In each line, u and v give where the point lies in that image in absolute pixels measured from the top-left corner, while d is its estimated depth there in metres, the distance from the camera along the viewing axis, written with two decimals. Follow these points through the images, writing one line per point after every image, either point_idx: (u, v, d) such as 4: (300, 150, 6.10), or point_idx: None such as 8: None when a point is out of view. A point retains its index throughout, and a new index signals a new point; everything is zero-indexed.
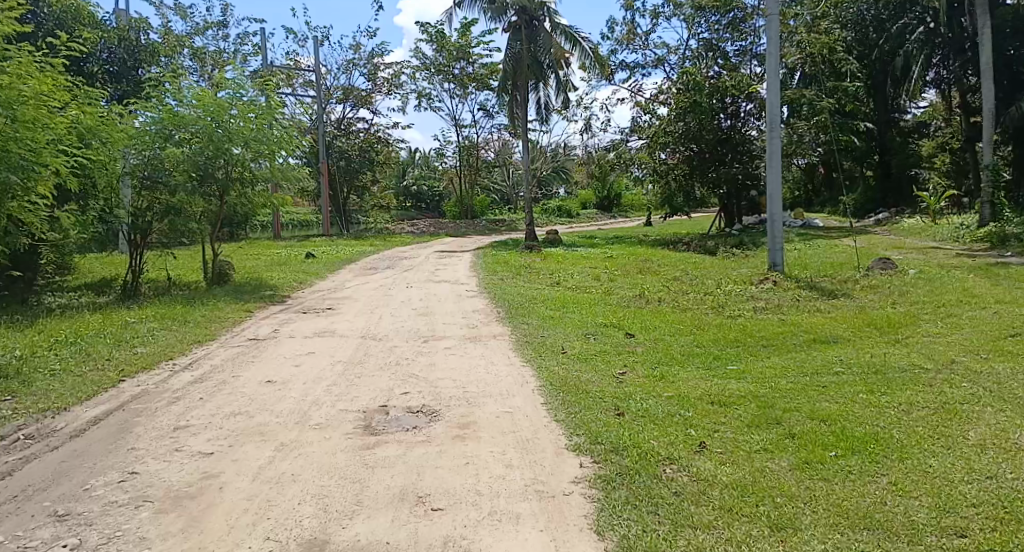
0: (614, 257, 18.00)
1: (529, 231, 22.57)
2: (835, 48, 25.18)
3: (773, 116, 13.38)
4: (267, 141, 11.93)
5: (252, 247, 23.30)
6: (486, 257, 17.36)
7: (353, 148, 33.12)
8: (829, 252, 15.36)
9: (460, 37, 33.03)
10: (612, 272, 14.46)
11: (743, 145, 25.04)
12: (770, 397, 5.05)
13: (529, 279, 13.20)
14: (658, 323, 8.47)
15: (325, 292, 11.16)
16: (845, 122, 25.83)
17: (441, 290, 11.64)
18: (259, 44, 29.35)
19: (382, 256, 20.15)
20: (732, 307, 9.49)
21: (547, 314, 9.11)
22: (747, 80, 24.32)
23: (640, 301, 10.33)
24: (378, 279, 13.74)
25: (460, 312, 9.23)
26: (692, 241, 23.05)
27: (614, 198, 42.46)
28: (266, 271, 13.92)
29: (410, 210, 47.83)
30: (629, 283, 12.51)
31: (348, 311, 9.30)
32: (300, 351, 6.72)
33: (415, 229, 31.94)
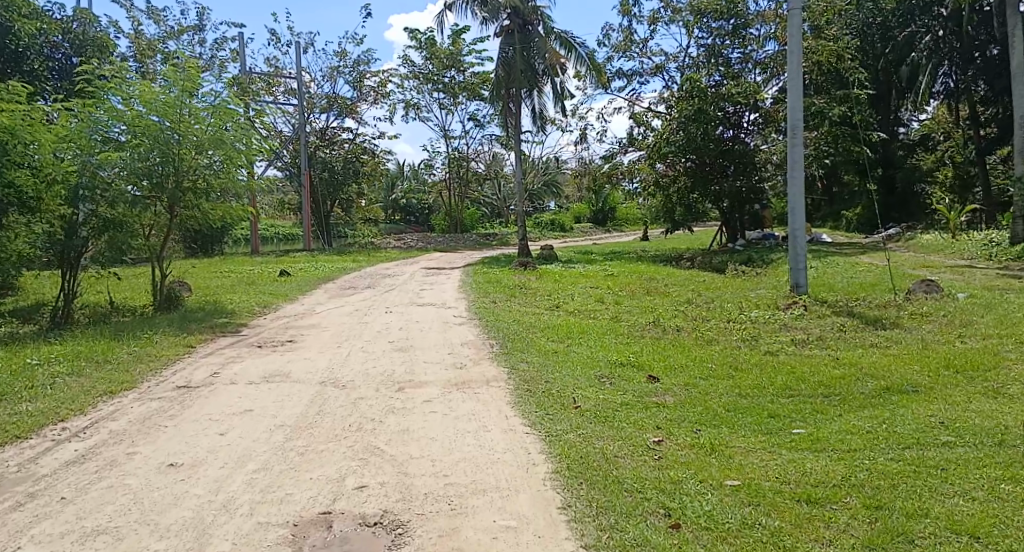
0: (616, 276, 16.57)
1: (522, 247, 21.19)
2: (842, 56, 24.06)
3: (795, 122, 12.08)
4: (231, 146, 10.48)
5: (224, 263, 21.79)
6: (476, 276, 15.87)
7: (337, 159, 31.69)
8: (853, 272, 13.97)
9: (450, 44, 31.77)
10: (617, 293, 13.05)
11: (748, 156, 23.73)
12: (873, 488, 3.60)
13: (525, 303, 11.75)
14: (684, 362, 7.00)
15: (291, 320, 9.68)
16: (854, 133, 24.64)
17: (424, 316, 10.19)
18: (237, 49, 27.93)
19: (365, 273, 18.68)
20: (767, 340, 8.06)
21: (549, 349, 7.65)
22: (753, 87, 23.17)
23: (656, 330, 8.89)
24: (354, 301, 12.27)
25: (445, 346, 7.74)
26: (695, 258, 21.77)
27: (609, 211, 41.19)
28: (229, 292, 12.38)
29: (398, 224, 46.40)
30: (638, 308, 11.08)
31: (311, 345, 7.79)
32: (235, 408, 5.18)
33: (401, 244, 30.47)
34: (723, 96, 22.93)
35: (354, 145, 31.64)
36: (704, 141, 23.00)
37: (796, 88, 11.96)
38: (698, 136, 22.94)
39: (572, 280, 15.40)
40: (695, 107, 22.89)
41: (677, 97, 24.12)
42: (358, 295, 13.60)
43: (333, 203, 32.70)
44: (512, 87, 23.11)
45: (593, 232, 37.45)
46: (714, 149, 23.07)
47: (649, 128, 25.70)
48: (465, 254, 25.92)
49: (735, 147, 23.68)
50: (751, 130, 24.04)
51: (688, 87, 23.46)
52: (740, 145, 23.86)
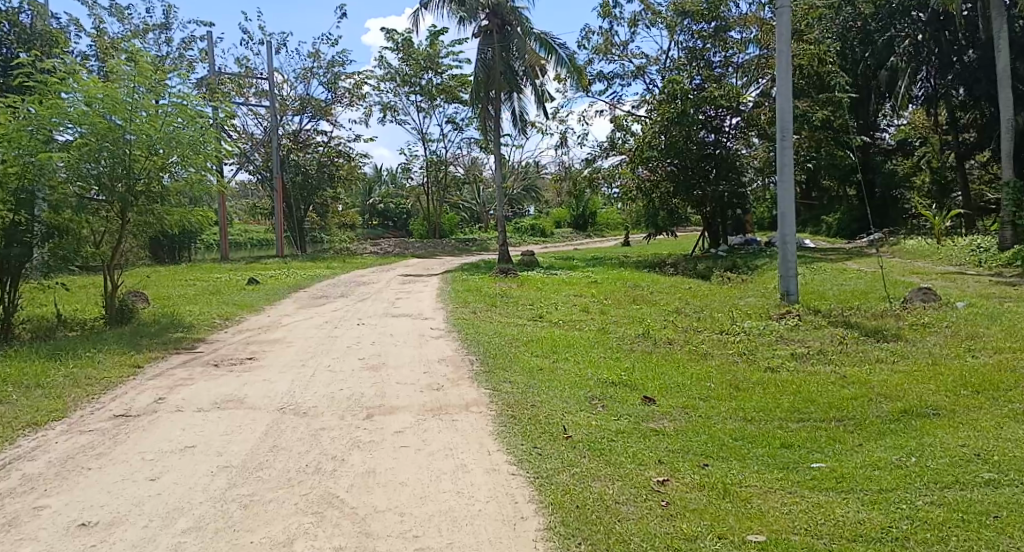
0: (599, 283, 16.08)
1: (502, 253, 20.64)
2: (824, 60, 23.91)
3: (785, 126, 11.70)
4: (189, 149, 9.68)
5: (190, 271, 20.90)
6: (455, 283, 15.27)
7: (311, 163, 30.86)
8: (842, 279, 13.64)
9: (427, 46, 31.15)
10: (601, 302, 12.52)
11: (730, 161, 23.45)
12: (923, 543, 3.07)
13: (506, 313, 11.17)
14: (680, 379, 6.46)
15: (255, 334, 8.99)
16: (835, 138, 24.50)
17: (399, 328, 9.55)
18: (206, 49, 27.05)
19: (339, 281, 17.95)
20: (765, 354, 7.56)
21: (534, 366, 7.06)
22: (736, 90, 22.89)
23: (646, 343, 8.36)
24: (324, 312, 11.59)
25: (420, 364, 7.11)
26: (678, 263, 21.42)
27: (589, 216, 40.81)
28: (190, 303, 11.64)
29: (376, 229, 45.56)
30: (624, 318, 10.56)
31: (272, 364, 7.12)
32: (176, 443, 4.50)
33: (378, 250, 29.74)
34: (705, 100, 22.61)
35: (328, 148, 30.83)
36: (686, 145, 22.68)
37: (786, 90, 11.57)
38: (680, 139, 22.60)
39: (555, 288, 14.87)
40: (677, 110, 22.56)
41: (658, 101, 23.78)
42: (330, 305, 12.90)
43: (308, 207, 31.84)
44: (491, 89, 22.58)
45: (573, 237, 37.04)
46: (696, 153, 22.74)
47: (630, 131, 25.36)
48: (443, 260, 25.25)
49: (717, 151, 23.38)
50: (734, 135, 23.77)
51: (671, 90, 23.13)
52: (723, 149, 23.56)
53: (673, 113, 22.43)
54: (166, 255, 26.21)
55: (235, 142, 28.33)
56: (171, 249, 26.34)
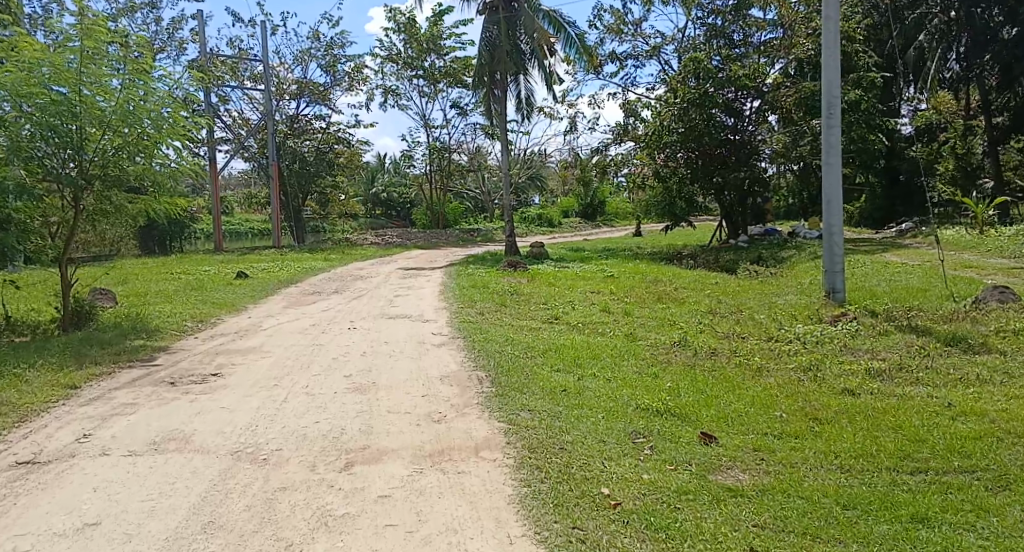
0: (616, 277, 14.80)
1: (509, 245, 19.39)
2: (853, 37, 22.43)
3: (831, 102, 10.34)
4: (149, 125, 8.32)
5: (176, 264, 19.71)
6: (460, 278, 14.02)
7: (310, 150, 29.57)
8: (888, 274, 12.35)
9: (430, 27, 29.74)
10: (622, 300, 11.27)
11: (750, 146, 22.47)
12: None
13: (518, 313, 9.91)
14: (742, 407, 5.19)
15: (228, 341, 7.75)
16: (863, 121, 23.05)
17: (396, 332, 8.30)
18: (198, 30, 25.73)
19: (334, 274, 16.74)
20: (832, 369, 6.29)
21: (557, 386, 5.80)
22: (759, 70, 21.48)
23: (684, 353, 7.10)
24: (314, 311, 10.35)
25: (418, 383, 5.84)
26: (697, 255, 20.13)
27: (597, 205, 39.44)
28: (164, 302, 10.42)
29: (378, 219, 44.33)
30: (652, 319, 9.31)
31: (239, 382, 5.86)
32: (74, 517, 3.26)
33: (379, 240, 28.51)
34: (727, 80, 21.19)
35: (326, 134, 29.51)
36: (706, 128, 21.44)
37: (833, 61, 10.21)
38: (700, 121, 21.31)
39: (569, 283, 13.60)
40: (697, 92, 21.21)
41: (676, 82, 22.36)
42: (321, 302, 11.66)
43: (306, 196, 30.62)
44: (498, 71, 21.20)
45: (582, 227, 35.74)
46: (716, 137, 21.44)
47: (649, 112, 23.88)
48: (446, 251, 24.02)
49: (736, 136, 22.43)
50: (755, 119, 22.46)
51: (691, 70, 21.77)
52: (742, 134, 22.60)
53: (692, 94, 21.10)
54: (156, 246, 25.27)
55: (230, 128, 27.11)
56: (161, 240, 25.37)
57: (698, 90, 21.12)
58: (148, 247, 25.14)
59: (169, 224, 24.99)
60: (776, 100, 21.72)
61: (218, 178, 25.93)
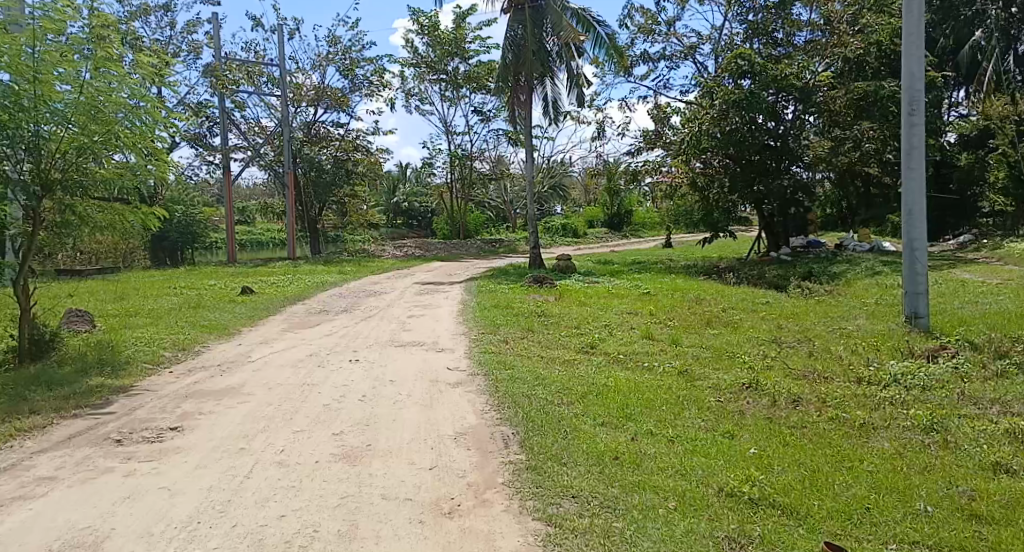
0: (655, 295, 13.40)
1: (534, 258, 18.13)
2: None
3: (913, 97, 8.87)
4: (122, 122, 7.23)
5: (183, 278, 18.77)
6: (482, 296, 12.74)
7: (327, 158, 28.59)
8: (973, 295, 10.77)
9: (453, 30, 28.71)
10: (666, 325, 9.89)
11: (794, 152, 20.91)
12: None
13: (547, 340, 8.58)
14: (867, 495, 3.79)
15: (205, 380, 6.52)
16: None
17: (405, 366, 7.02)
18: (213, 33, 25.00)
19: (347, 289, 15.61)
20: (961, 429, 4.87)
21: (607, 452, 4.46)
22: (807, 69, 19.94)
23: (756, 401, 5.71)
24: (316, 336, 9.13)
25: (425, 447, 4.51)
26: (737, 270, 18.64)
27: (625, 215, 37.99)
28: (148, 326, 9.28)
29: (399, 229, 43.39)
30: (705, 350, 7.94)
31: (199, 444, 4.61)
32: None
33: (398, 251, 27.43)
34: (773, 81, 19.65)
35: (344, 141, 28.50)
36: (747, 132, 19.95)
37: (917, 49, 8.77)
38: (742, 124, 20.08)
39: (603, 302, 12.24)
40: (739, 94, 19.64)
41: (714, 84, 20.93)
42: (326, 325, 10.46)
43: (323, 206, 29.69)
44: (523, 74, 20.01)
45: (609, 238, 34.37)
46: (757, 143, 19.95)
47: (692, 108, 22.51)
48: (467, 264, 22.83)
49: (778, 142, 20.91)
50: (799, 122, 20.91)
51: (739, 66, 20.17)
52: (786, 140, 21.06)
53: (733, 97, 19.62)
54: (168, 258, 24.60)
55: (245, 135, 26.29)
56: (173, 251, 24.69)
57: (740, 92, 19.61)
58: (159, 259, 24.49)
59: (181, 235, 24.32)
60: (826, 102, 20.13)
61: (232, 187, 25.10)
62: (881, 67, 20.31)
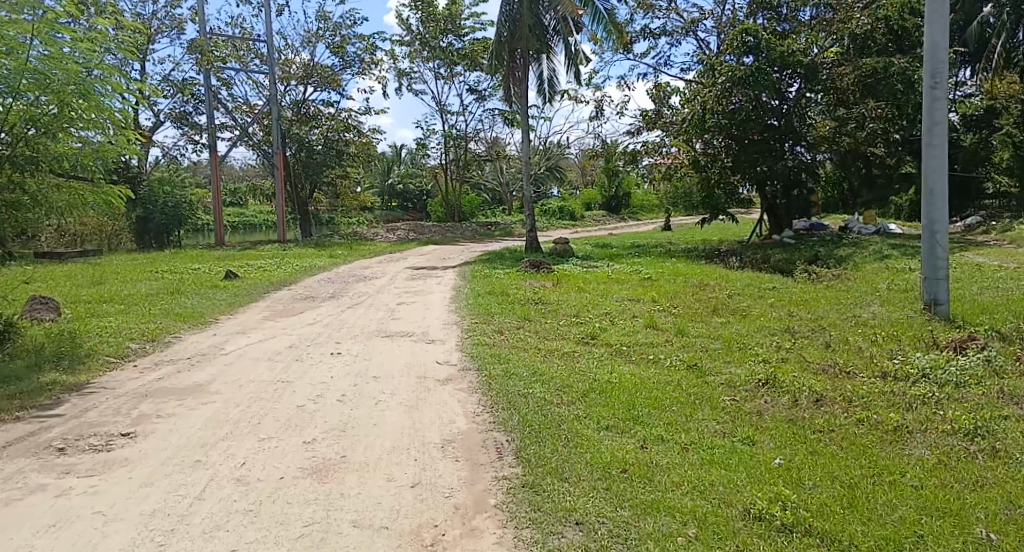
0: (655, 280, 12.86)
1: (531, 242, 17.60)
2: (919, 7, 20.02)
3: (937, 69, 8.25)
4: (75, 94, 6.79)
5: (167, 262, 18.18)
6: (476, 281, 12.18)
7: (317, 138, 27.82)
8: (992, 280, 10.24)
9: (447, 6, 27.88)
10: (671, 312, 9.36)
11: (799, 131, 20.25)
12: None
13: (545, 329, 8.04)
14: (915, 517, 3.26)
15: (170, 376, 5.97)
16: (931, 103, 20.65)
17: (391, 360, 6.45)
18: (198, 7, 24.14)
19: (336, 274, 15.03)
20: (1008, 433, 4.34)
21: (614, 463, 3.93)
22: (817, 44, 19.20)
23: (775, 400, 5.18)
24: (298, 325, 8.56)
25: (407, 458, 3.96)
26: (739, 254, 18.12)
27: (623, 198, 37.36)
28: (117, 314, 8.73)
29: (393, 212, 42.70)
30: (715, 341, 7.42)
31: (150, 456, 4.06)
32: None
33: (391, 234, 26.80)
34: (779, 58, 18.97)
35: (334, 121, 27.71)
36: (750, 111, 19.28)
37: (942, 16, 8.15)
38: (746, 102, 19.45)
39: (603, 288, 11.70)
40: (744, 71, 18.94)
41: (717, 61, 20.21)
42: (310, 312, 9.89)
43: (314, 187, 28.98)
44: (520, 50, 19.24)
45: (606, 221, 33.78)
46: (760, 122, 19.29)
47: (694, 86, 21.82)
48: (461, 247, 22.24)
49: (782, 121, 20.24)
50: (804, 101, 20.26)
51: (743, 41, 19.44)
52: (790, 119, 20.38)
53: (737, 74, 18.92)
54: (153, 241, 23.90)
55: (232, 114, 25.51)
56: (158, 234, 23.98)
57: (746, 69, 18.89)
58: (144, 242, 23.80)
59: (165, 217, 23.60)
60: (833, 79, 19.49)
61: (219, 168, 24.39)
62: (888, 43, 19.70)
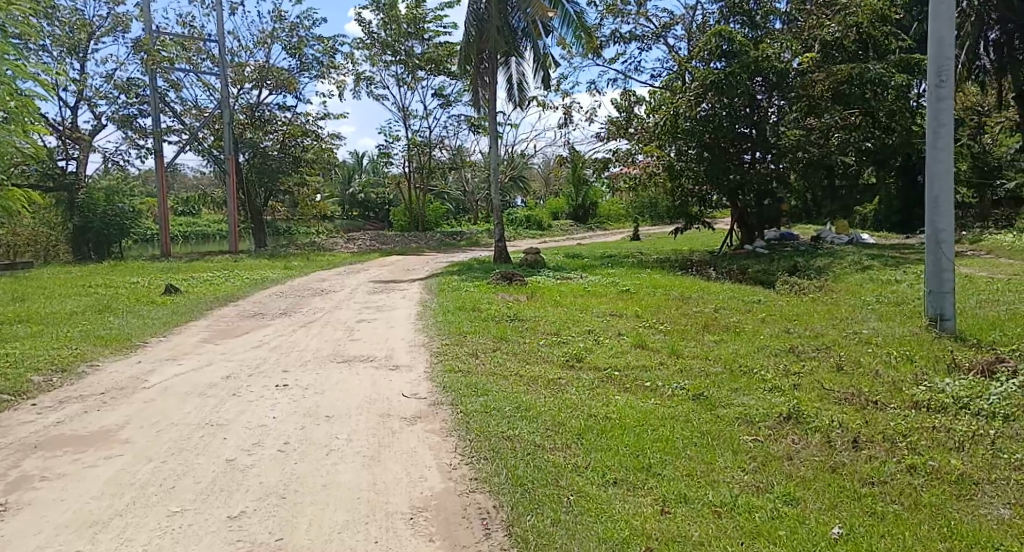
0: (635, 293, 12.12)
1: (501, 253, 17.20)
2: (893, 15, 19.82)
3: (943, 66, 7.73)
4: None
5: (105, 275, 16.77)
6: (444, 296, 11.26)
7: (273, 143, 26.53)
8: (987, 292, 9.77)
9: (410, 9, 26.94)
10: (658, 329, 8.59)
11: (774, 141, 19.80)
12: None
13: (524, 351, 7.17)
14: None
15: (73, 419, 4.90)
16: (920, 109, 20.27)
17: (348, 393, 5.48)
18: (143, 4, 22.69)
19: (290, 288, 13.89)
20: None
21: (635, 538, 3.07)
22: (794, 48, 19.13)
23: (806, 440, 4.41)
24: (242, 349, 7.50)
25: (365, 541, 3.05)
26: (713, 264, 17.62)
27: (590, 207, 36.84)
28: (27, 338, 7.56)
29: (354, 221, 41.35)
30: (714, 364, 6.65)
31: (16, 543, 3.05)
32: None
33: (351, 244, 25.62)
34: (754, 63, 18.51)
35: (291, 126, 26.42)
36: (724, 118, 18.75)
37: (946, 10, 7.61)
38: (720, 108, 18.91)
39: (581, 302, 10.90)
40: (719, 75, 18.39)
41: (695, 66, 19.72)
42: (258, 332, 8.82)
43: (269, 194, 27.56)
44: (487, 51, 18.35)
45: (574, 230, 33.20)
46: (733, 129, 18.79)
47: (665, 92, 21.32)
48: (426, 258, 21.23)
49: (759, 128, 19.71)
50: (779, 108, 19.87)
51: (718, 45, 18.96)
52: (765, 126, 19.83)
53: (712, 78, 18.38)
54: (92, 252, 22.16)
55: (180, 117, 24.05)
56: (97, 244, 22.25)
57: (723, 71, 18.34)
58: (82, 253, 22.04)
59: (106, 226, 21.92)
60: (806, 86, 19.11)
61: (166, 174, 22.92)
62: (859, 49, 19.32)
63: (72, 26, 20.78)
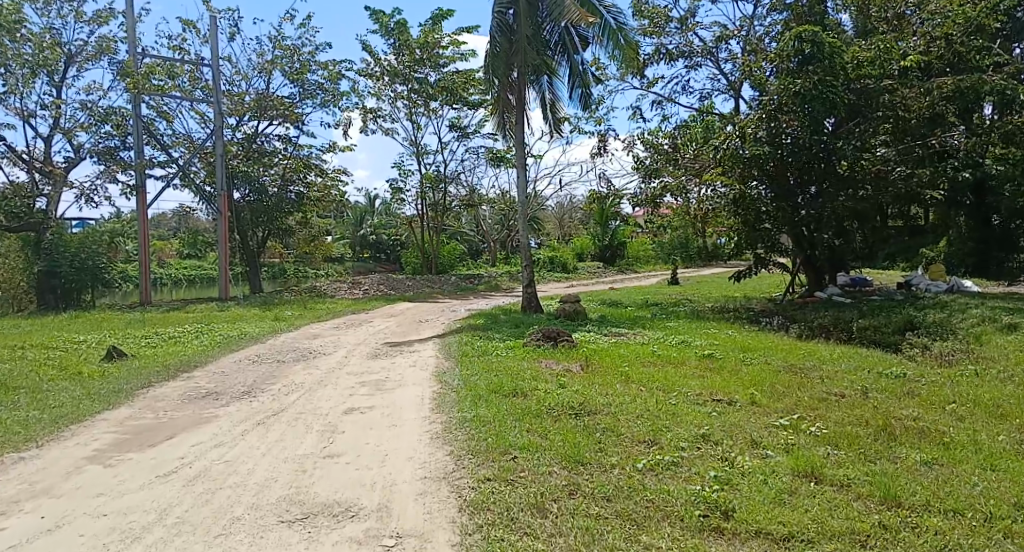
0: (724, 362, 8.94)
1: (531, 301, 14.62)
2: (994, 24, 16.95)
3: None
4: None
5: (58, 329, 14.05)
6: (468, 368, 8.21)
7: (272, 178, 23.87)
8: None
9: (424, 33, 24.63)
10: (811, 435, 5.45)
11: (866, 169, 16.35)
12: None
13: (624, 494, 4.07)
14: None
15: None
16: None
17: None
18: (129, 25, 20.53)
19: (269, 349, 10.92)
20: None
21: None
22: (891, 47, 15.68)
23: None
24: (138, 481, 4.50)
25: None
26: (788, 317, 14.56)
27: (618, 248, 33.93)
28: None
29: (364, 263, 38.66)
30: (987, 533, 3.61)
31: None
32: None
33: (356, 289, 22.81)
34: (843, 72, 15.40)
35: (292, 159, 23.83)
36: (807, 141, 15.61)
37: None
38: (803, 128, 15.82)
39: (663, 379, 7.76)
40: (806, 84, 15.14)
41: (763, 81, 16.66)
42: (193, 432, 5.85)
43: (267, 233, 24.86)
44: (516, 67, 15.72)
45: (602, 273, 30.23)
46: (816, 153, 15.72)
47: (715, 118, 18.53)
48: (441, 306, 18.34)
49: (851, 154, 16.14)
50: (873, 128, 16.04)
51: (795, 48, 15.59)
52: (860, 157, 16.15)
53: (795, 87, 15.16)
54: (59, 301, 19.43)
55: (168, 149, 21.60)
56: (66, 292, 19.53)
57: (810, 77, 15.16)
58: (47, 302, 19.33)
59: (77, 270, 19.23)
60: (897, 102, 15.67)
61: (149, 212, 20.38)
62: (945, 66, 16.19)
63: (41, 44, 18.41)
